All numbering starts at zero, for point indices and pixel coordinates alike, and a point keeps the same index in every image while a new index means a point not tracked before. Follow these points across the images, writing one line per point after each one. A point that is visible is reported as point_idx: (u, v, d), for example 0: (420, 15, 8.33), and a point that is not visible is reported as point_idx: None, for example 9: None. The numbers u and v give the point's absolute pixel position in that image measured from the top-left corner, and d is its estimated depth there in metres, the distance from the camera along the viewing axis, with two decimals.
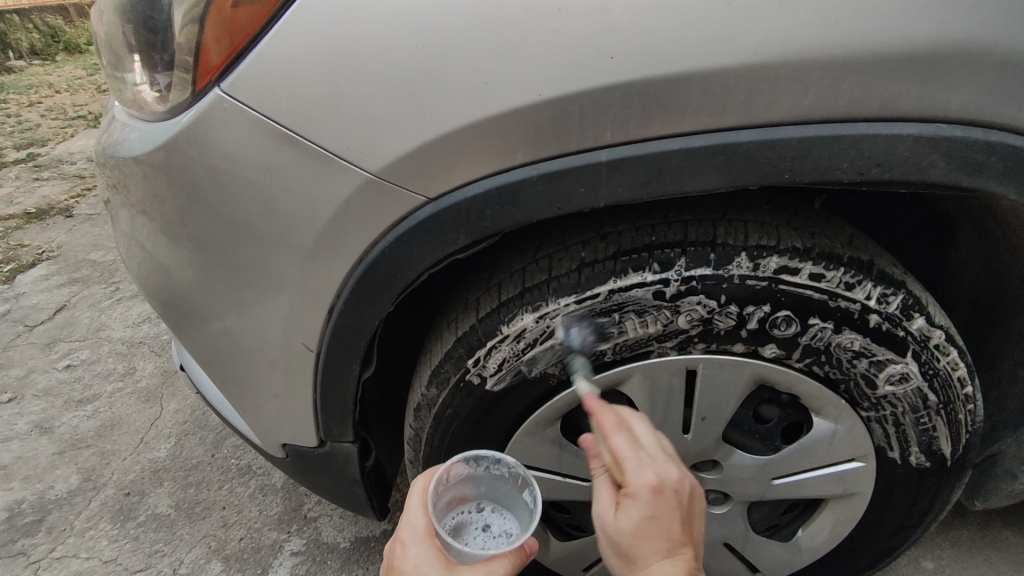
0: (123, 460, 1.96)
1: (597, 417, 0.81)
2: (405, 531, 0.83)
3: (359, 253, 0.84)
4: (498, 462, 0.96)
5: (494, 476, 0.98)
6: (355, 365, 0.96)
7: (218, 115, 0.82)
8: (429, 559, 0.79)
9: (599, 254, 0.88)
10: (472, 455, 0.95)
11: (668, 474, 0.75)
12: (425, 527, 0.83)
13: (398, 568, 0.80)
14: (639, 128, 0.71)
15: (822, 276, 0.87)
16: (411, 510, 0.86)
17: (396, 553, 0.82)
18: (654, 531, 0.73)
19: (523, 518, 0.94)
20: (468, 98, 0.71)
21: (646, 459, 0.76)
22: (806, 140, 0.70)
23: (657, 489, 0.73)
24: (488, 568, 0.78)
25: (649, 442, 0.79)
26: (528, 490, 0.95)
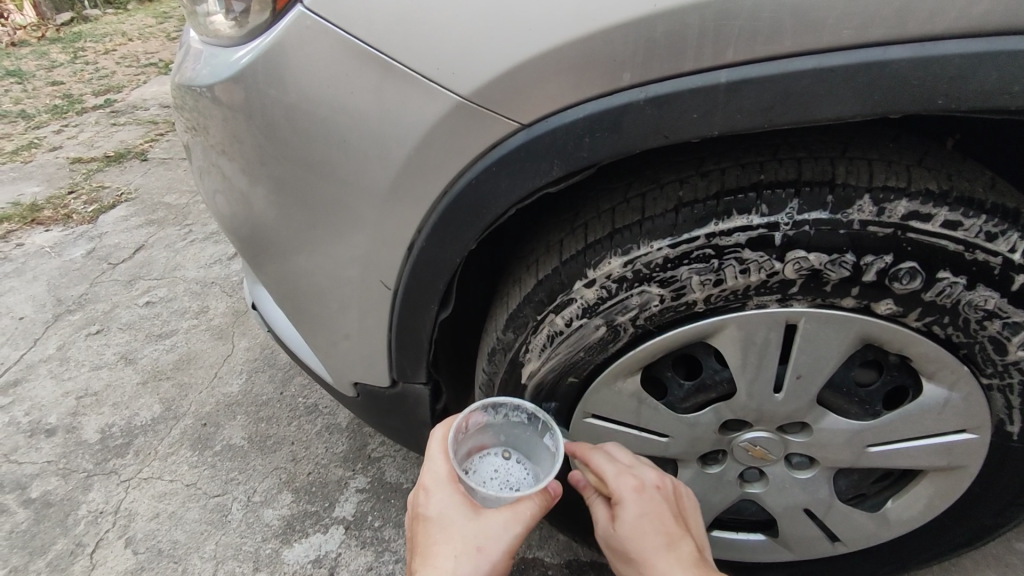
0: (200, 393, 2.05)
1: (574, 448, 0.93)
2: (428, 476, 0.83)
3: (443, 186, 0.80)
4: (518, 409, 0.95)
5: (514, 424, 0.97)
6: (433, 304, 0.93)
7: (301, 35, 0.78)
8: (454, 504, 0.80)
9: (700, 193, 0.80)
10: (490, 403, 0.94)
11: (646, 479, 0.86)
12: (447, 473, 0.82)
13: (423, 515, 0.80)
14: (769, 43, 0.62)
15: (959, 224, 0.77)
16: (432, 458, 0.85)
17: (419, 499, 0.82)
18: (655, 520, 0.83)
19: (546, 463, 0.94)
20: (574, 10, 0.65)
21: (628, 469, 0.87)
22: (970, 58, 0.61)
23: (637, 484, 0.85)
24: (513, 509, 0.79)
25: (623, 458, 0.90)
26: (550, 434, 0.94)
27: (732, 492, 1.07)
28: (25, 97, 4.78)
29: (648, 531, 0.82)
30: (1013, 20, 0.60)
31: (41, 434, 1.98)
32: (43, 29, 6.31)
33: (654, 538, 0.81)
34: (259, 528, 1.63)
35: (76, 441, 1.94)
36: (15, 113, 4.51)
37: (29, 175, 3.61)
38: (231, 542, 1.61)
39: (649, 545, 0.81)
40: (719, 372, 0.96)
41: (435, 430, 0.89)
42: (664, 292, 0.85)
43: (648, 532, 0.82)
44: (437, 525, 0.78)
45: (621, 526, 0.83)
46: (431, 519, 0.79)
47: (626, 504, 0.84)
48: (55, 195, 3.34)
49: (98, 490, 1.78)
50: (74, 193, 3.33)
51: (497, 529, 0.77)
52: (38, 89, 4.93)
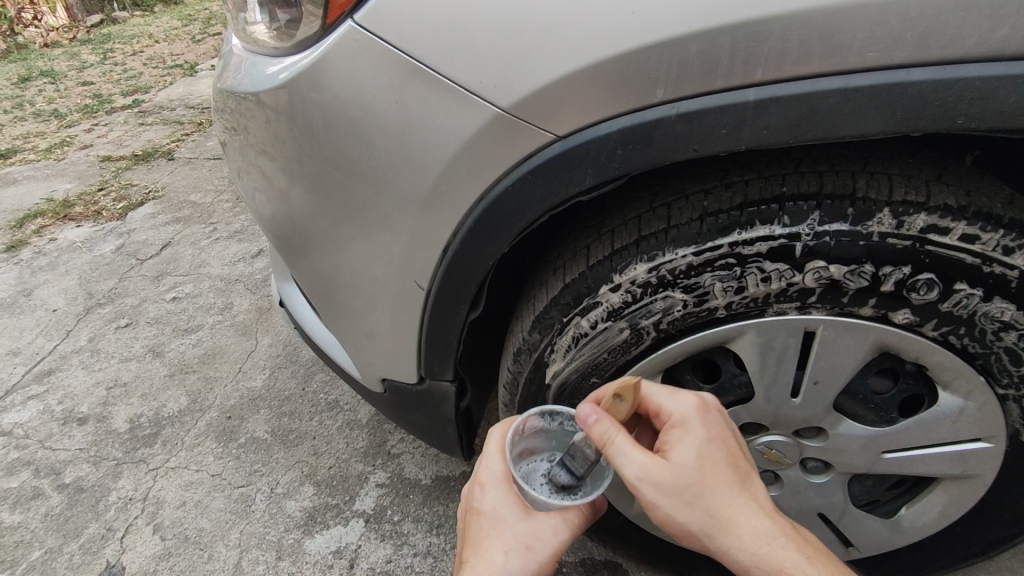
0: (225, 387, 2.11)
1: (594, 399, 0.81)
2: (484, 473, 0.88)
3: (479, 192, 0.84)
4: (573, 417, 0.93)
5: (568, 433, 0.95)
6: (464, 305, 0.97)
7: (349, 48, 0.83)
8: (507, 503, 0.86)
9: (724, 204, 0.84)
10: (547, 410, 0.92)
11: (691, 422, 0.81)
12: (502, 473, 0.87)
13: (477, 508, 0.87)
14: (796, 64, 0.66)
15: (976, 238, 0.80)
16: (489, 455, 0.90)
17: (474, 492, 0.89)
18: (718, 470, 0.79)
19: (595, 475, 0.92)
20: (609, 30, 0.68)
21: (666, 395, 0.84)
22: (988, 81, 0.64)
23: (701, 410, 0.81)
24: (562, 517, 0.85)
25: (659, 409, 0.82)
26: None
27: None
28: (56, 95, 4.92)
29: (699, 481, 0.78)
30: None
31: (73, 422, 2.05)
32: (74, 30, 6.47)
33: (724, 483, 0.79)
34: (282, 519, 1.68)
35: (107, 430, 2.01)
36: (47, 111, 4.64)
37: (60, 172, 3.72)
38: (255, 531, 1.66)
39: (708, 503, 0.78)
40: (737, 377, 0.99)
41: (494, 428, 0.92)
42: (688, 297, 0.88)
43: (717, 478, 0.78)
44: (490, 520, 0.86)
45: (681, 480, 0.77)
46: (485, 513, 0.86)
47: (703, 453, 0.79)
48: (85, 191, 3.44)
49: (128, 478, 1.84)
50: (104, 190, 3.42)
51: (546, 533, 0.84)
52: (68, 88, 5.06)
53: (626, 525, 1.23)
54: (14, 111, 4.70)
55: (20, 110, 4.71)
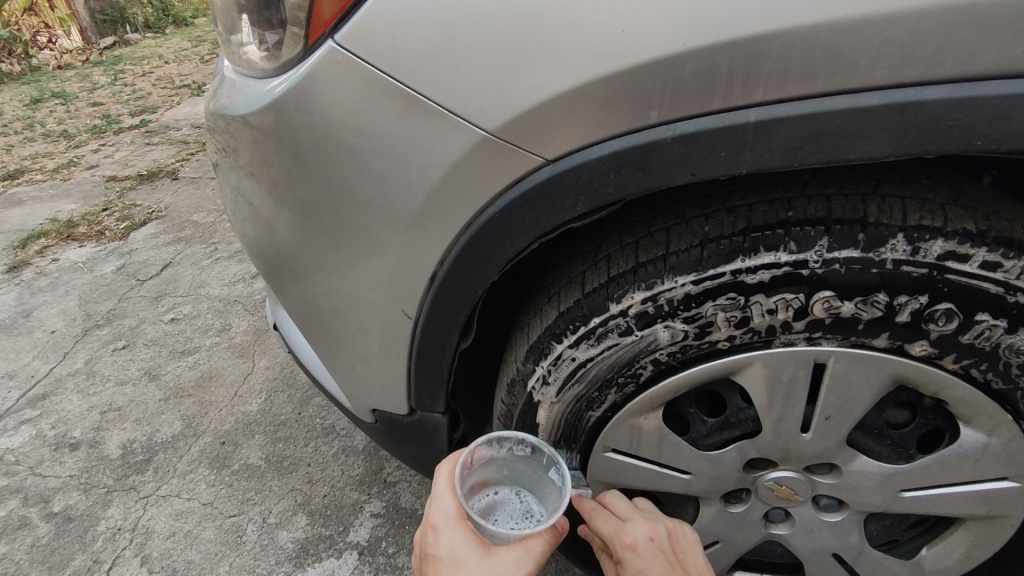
0: (219, 411, 2.07)
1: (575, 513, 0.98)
2: (437, 515, 0.81)
3: (467, 218, 0.80)
4: (522, 442, 0.94)
5: (517, 458, 0.96)
6: (454, 334, 0.93)
7: (330, 69, 0.79)
8: (465, 543, 0.78)
9: (726, 229, 0.79)
10: (495, 437, 0.93)
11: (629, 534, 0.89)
12: (455, 511, 0.81)
13: (434, 555, 0.78)
14: (798, 83, 0.61)
15: (998, 265, 0.74)
16: (439, 495, 0.84)
17: (429, 538, 0.80)
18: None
19: (550, 499, 0.93)
20: (601, 47, 0.64)
21: (620, 525, 0.91)
22: (1008, 100, 0.59)
23: (645, 539, 0.89)
24: (524, 546, 0.77)
25: (622, 510, 0.94)
26: (555, 468, 0.93)
27: (756, 532, 1.04)
28: (65, 116, 4.97)
29: None
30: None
31: (64, 448, 2.01)
32: (87, 52, 6.57)
33: None
34: (274, 551, 1.62)
35: (98, 456, 1.96)
36: (56, 132, 4.68)
37: (65, 192, 3.73)
38: (245, 564, 1.60)
39: None
40: (744, 410, 0.93)
41: (442, 465, 0.88)
42: (689, 328, 0.83)
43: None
44: (448, 564, 0.76)
45: None
46: (442, 559, 0.77)
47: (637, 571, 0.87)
48: (89, 211, 3.44)
49: (117, 506, 1.79)
50: (107, 210, 3.42)
51: (509, 566, 0.75)
52: (77, 109, 5.11)
53: None
54: (25, 132, 4.74)
55: (30, 130, 4.75)
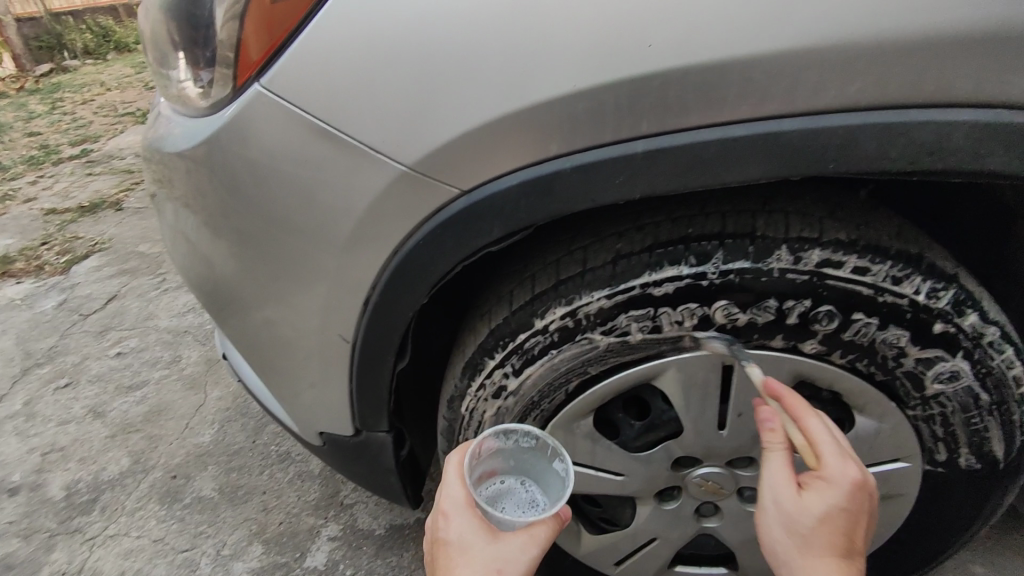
0: (169, 445, 2.03)
1: (782, 402, 0.81)
2: (446, 501, 0.84)
3: (393, 246, 0.84)
4: (527, 434, 0.96)
5: (522, 450, 0.98)
6: (390, 356, 0.97)
7: (258, 110, 0.83)
8: (473, 529, 0.81)
9: (635, 246, 0.86)
10: (502, 429, 0.94)
11: (846, 476, 0.75)
12: (465, 498, 0.84)
13: (443, 539, 0.82)
14: (675, 118, 0.68)
15: (867, 270, 0.83)
16: (449, 483, 0.86)
17: (438, 524, 0.84)
18: (841, 521, 0.76)
19: (553, 488, 0.96)
20: (502, 89, 0.70)
21: (846, 453, 0.77)
22: (852, 128, 0.65)
23: (863, 479, 0.75)
24: (530, 532, 0.81)
25: (842, 434, 0.80)
26: (559, 459, 0.96)
27: (689, 526, 1.11)
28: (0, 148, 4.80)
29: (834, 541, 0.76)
30: (902, 96, 0.65)
31: (3, 493, 1.95)
32: (22, 81, 6.37)
33: (833, 535, 0.76)
34: None
35: (41, 499, 1.91)
36: None
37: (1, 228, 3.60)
38: None
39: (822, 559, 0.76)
40: (667, 412, 1.01)
41: (450, 454, 0.90)
42: (607, 339, 0.90)
43: (833, 514, 0.75)
44: (457, 549, 0.80)
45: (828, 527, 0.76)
46: (451, 543, 0.81)
47: (828, 501, 0.75)
48: (27, 246, 3.34)
49: (62, 550, 1.75)
50: (47, 244, 3.32)
51: (514, 552, 0.79)
52: (13, 140, 4.94)
53: (575, 566, 1.21)
54: None
55: None
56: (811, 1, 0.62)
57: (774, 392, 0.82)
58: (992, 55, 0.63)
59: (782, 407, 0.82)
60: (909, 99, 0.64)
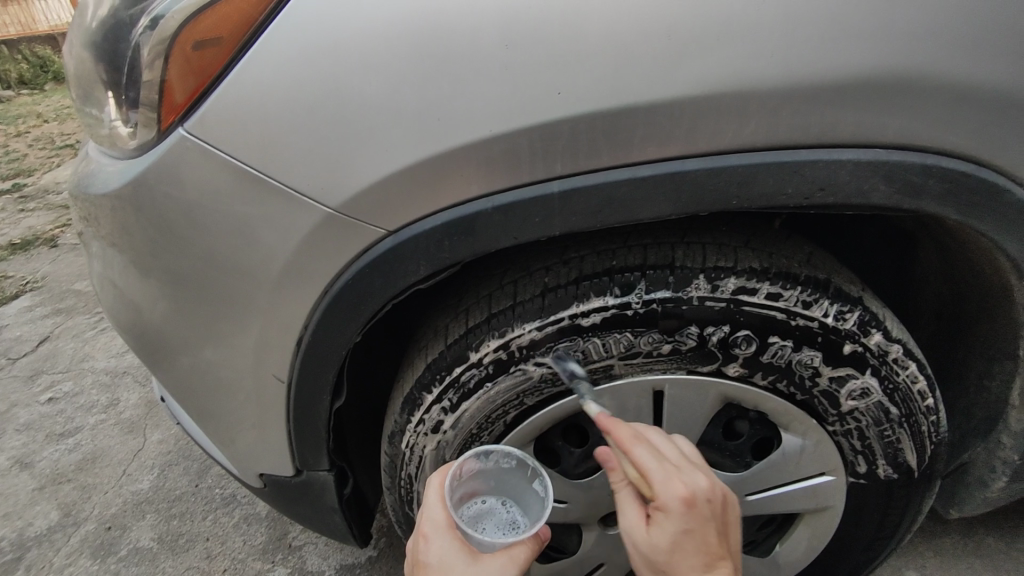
0: (104, 494, 1.93)
1: (612, 433, 0.79)
2: (426, 524, 0.84)
3: (323, 286, 0.85)
4: (507, 455, 0.97)
5: (503, 470, 0.99)
6: (326, 394, 0.97)
7: (180, 153, 0.83)
8: (453, 551, 0.81)
9: (562, 279, 0.89)
10: (483, 450, 0.94)
11: (675, 501, 0.72)
12: (445, 520, 0.84)
13: (424, 562, 0.81)
14: (588, 159, 0.71)
15: (780, 295, 0.88)
16: (430, 505, 0.86)
17: (419, 546, 0.83)
18: (692, 544, 0.73)
19: (534, 509, 0.96)
20: (422, 134, 0.72)
21: (674, 472, 0.74)
22: (749, 168, 0.70)
23: (691, 500, 0.72)
24: (509, 554, 0.80)
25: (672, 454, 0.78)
26: (539, 480, 0.96)
27: None
28: None
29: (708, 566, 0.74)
30: (793, 137, 0.70)
31: None
32: None
33: (691, 561, 0.74)
34: None
35: None
36: None
37: None
38: None
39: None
40: (604, 438, 1.04)
41: (431, 476, 0.90)
42: (540, 369, 0.92)
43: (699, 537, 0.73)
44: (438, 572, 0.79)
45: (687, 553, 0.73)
46: (432, 566, 0.80)
47: (669, 530, 0.72)
48: None
49: None
50: None
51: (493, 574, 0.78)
52: None
53: None
54: None
55: None
56: (707, 51, 0.67)
57: (604, 428, 0.80)
58: (870, 99, 0.68)
59: (612, 441, 0.80)
60: (799, 140, 0.70)
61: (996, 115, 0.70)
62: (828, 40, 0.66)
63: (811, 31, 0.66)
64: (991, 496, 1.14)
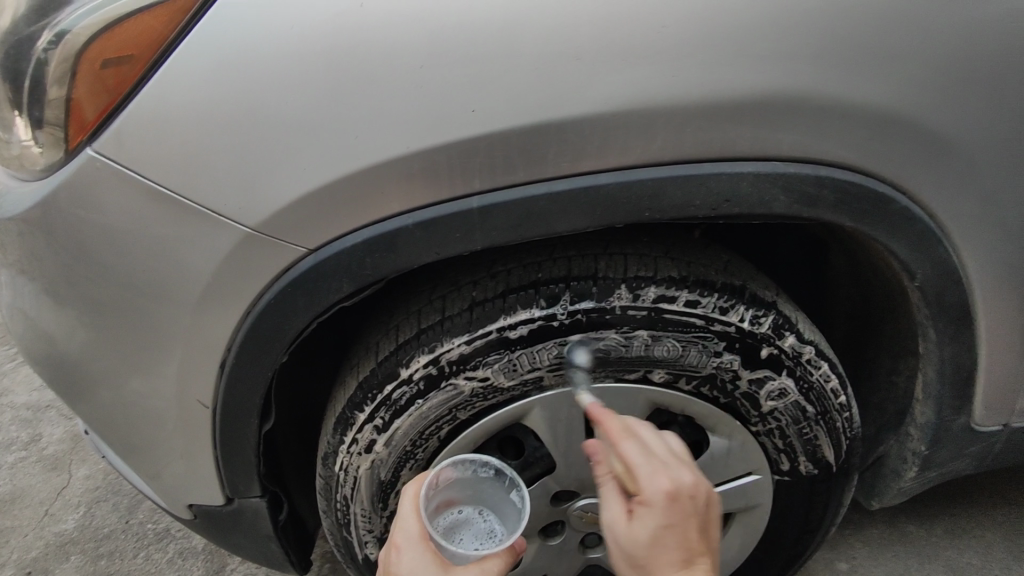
0: (23, 537, 1.81)
1: (606, 425, 0.81)
2: (400, 536, 0.83)
3: (245, 306, 0.83)
4: (485, 465, 0.97)
5: (480, 480, 0.99)
6: (254, 418, 0.95)
7: (88, 173, 0.79)
8: (425, 564, 0.80)
9: (489, 292, 0.91)
10: (462, 459, 0.95)
11: (658, 491, 0.73)
12: (419, 532, 0.83)
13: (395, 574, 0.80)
14: (505, 175, 0.73)
15: (698, 302, 0.92)
16: (403, 516, 0.85)
17: (390, 558, 0.82)
18: (700, 534, 0.74)
19: (510, 520, 0.97)
20: (340, 152, 0.72)
21: (658, 467, 0.75)
22: (657, 182, 0.74)
23: (673, 495, 0.73)
24: (483, 567, 0.80)
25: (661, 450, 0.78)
26: (516, 491, 0.97)
27: (575, 558, 1.14)
28: None
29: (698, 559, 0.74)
30: (697, 152, 0.74)
31: None
32: None
33: (671, 558, 0.73)
34: None
35: None
36: None
37: None
38: None
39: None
40: (539, 449, 1.04)
41: (407, 485, 0.88)
42: (472, 383, 0.93)
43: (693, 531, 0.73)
44: None
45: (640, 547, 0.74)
46: None
47: (655, 518, 0.73)
48: None
49: None
50: None
51: None
52: None
53: None
54: None
55: None
56: (613, 70, 0.70)
57: (596, 418, 0.82)
58: (764, 116, 0.73)
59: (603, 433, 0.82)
60: (702, 154, 0.74)
61: (880, 130, 0.76)
62: (724, 61, 0.70)
63: (709, 52, 0.70)
64: (904, 486, 1.21)
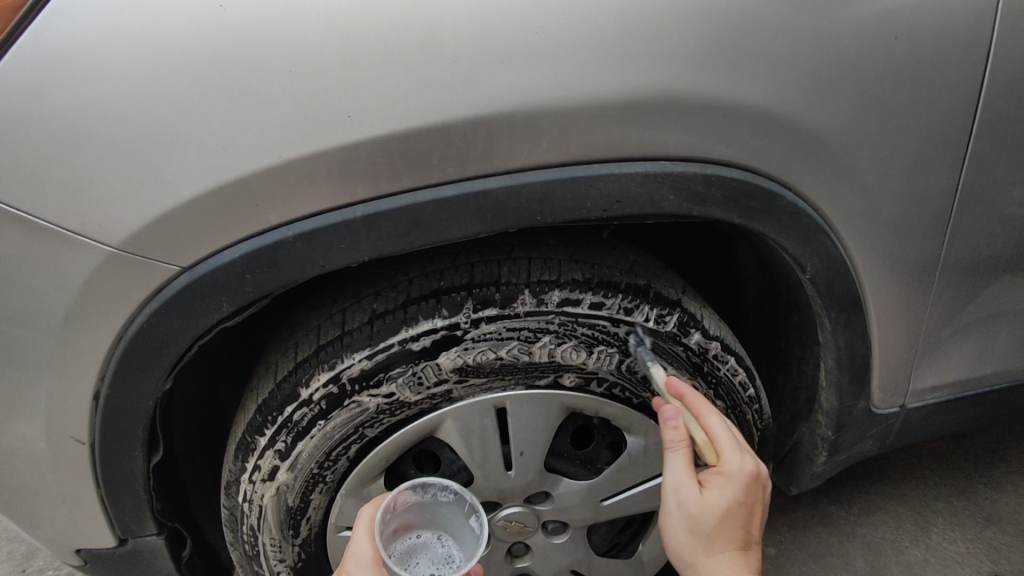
0: None
1: (684, 401, 0.87)
2: (353, 561, 0.80)
3: (116, 332, 0.77)
4: (445, 488, 0.91)
5: (441, 503, 0.93)
6: (138, 450, 0.87)
7: None
8: None
9: (389, 304, 0.87)
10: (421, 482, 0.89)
11: (742, 468, 0.82)
12: (372, 557, 0.80)
13: None
14: (389, 181, 0.71)
15: (602, 304, 0.91)
16: (358, 541, 0.82)
17: None
18: (736, 515, 0.83)
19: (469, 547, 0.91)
20: (209, 162, 0.68)
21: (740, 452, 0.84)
22: (547, 184, 0.73)
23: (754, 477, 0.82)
24: None
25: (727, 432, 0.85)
26: (475, 517, 0.91)
27: (501, 569, 1.11)
28: None
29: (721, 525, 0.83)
30: (585, 152, 0.73)
31: None
32: None
33: (731, 532, 0.84)
34: None
35: None
36: None
37: None
38: None
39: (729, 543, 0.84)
40: (455, 462, 1.01)
41: (363, 509, 0.85)
42: (376, 399, 0.89)
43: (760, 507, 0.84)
44: None
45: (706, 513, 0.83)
46: None
47: (729, 493, 0.82)
48: None
49: None
50: None
51: None
52: None
53: None
54: None
55: None
56: (493, 71, 0.68)
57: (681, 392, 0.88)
58: (648, 116, 0.73)
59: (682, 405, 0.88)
60: (590, 154, 0.74)
61: (760, 127, 0.77)
62: (604, 61, 0.70)
63: (588, 53, 0.70)
64: (818, 470, 1.24)
